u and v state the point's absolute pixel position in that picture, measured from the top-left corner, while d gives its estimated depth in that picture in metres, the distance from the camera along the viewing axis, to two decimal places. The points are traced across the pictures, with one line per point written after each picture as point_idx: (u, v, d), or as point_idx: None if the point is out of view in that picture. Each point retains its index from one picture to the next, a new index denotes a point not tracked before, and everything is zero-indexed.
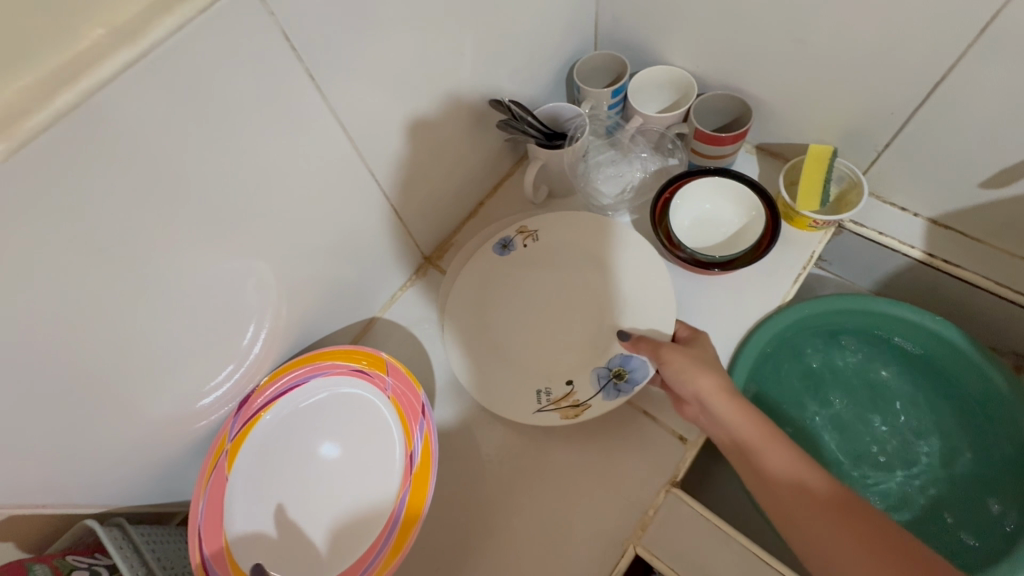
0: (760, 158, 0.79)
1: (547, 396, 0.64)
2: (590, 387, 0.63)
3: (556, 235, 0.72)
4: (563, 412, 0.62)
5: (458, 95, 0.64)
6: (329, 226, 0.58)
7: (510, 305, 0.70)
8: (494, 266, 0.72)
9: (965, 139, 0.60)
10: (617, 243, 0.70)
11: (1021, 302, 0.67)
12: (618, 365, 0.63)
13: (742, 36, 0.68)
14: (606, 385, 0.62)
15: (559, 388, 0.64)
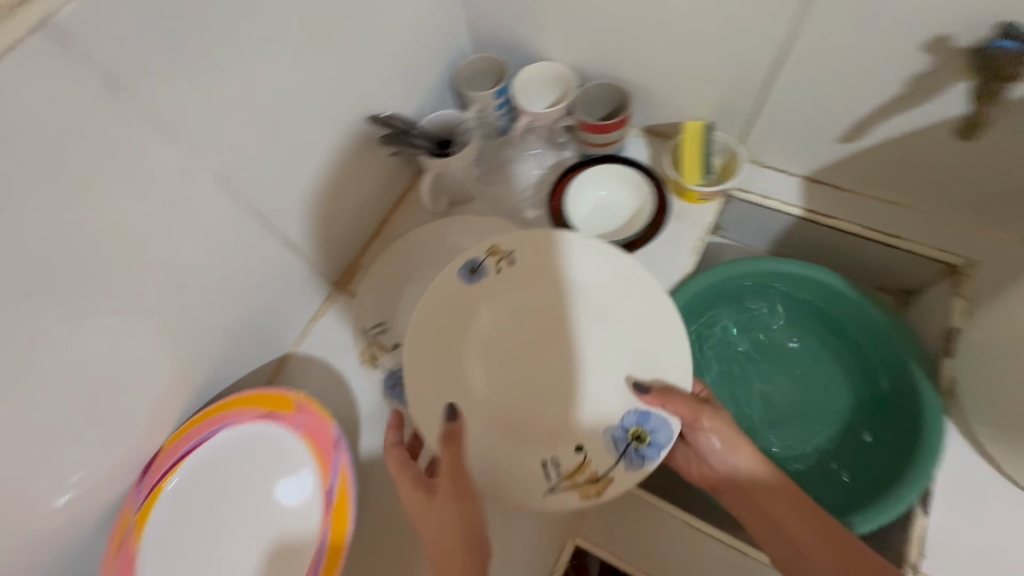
0: (649, 139, 0.82)
1: (557, 469, 0.57)
2: (608, 455, 0.56)
3: (538, 256, 0.63)
4: (581, 490, 0.56)
5: (339, 116, 0.62)
6: (217, 273, 0.55)
7: (487, 343, 0.63)
8: (458, 295, 0.62)
9: (823, 101, 0.64)
10: (594, 259, 0.62)
11: (895, 246, 0.71)
12: (635, 424, 0.56)
13: (610, 25, 0.70)
14: (626, 451, 0.56)
15: (571, 457, 0.57)
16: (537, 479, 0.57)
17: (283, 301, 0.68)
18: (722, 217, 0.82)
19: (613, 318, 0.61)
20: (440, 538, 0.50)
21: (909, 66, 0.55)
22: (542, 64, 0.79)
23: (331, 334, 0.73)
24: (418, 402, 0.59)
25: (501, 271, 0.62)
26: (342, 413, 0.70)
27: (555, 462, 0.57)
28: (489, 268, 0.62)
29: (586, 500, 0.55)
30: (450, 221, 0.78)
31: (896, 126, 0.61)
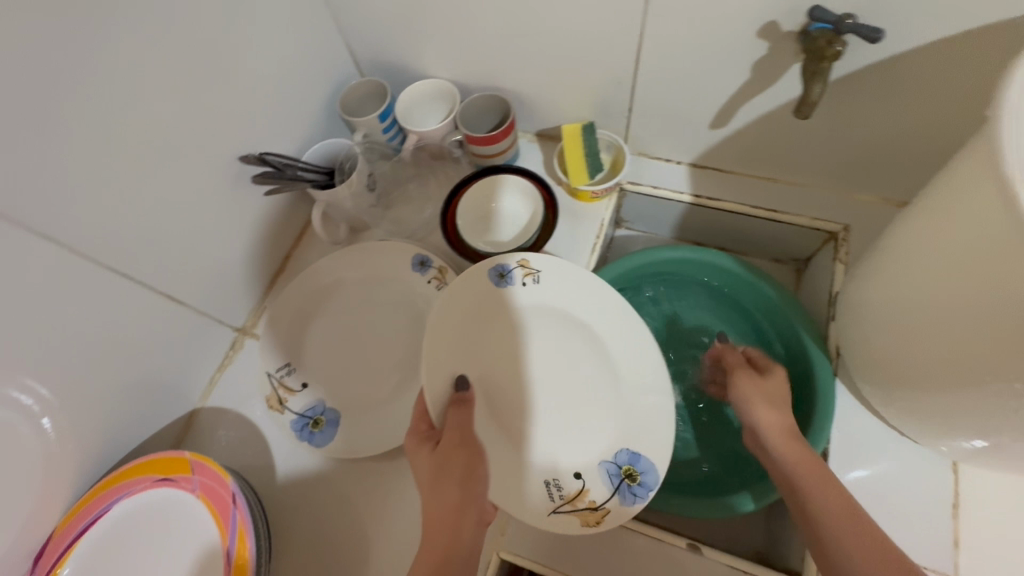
0: (543, 144, 0.83)
1: (558, 492, 0.59)
2: (603, 488, 0.59)
3: (555, 285, 0.65)
4: (581, 517, 0.57)
5: (197, 158, 0.63)
6: (82, 333, 0.56)
7: (495, 357, 0.63)
8: (485, 303, 0.64)
9: (677, 91, 0.66)
10: (597, 293, 0.65)
11: (780, 220, 0.74)
12: (627, 462, 0.59)
13: (472, 38, 0.71)
14: (618, 486, 0.58)
15: (570, 483, 0.59)
16: (524, 498, 0.58)
17: (178, 356, 0.68)
18: (623, 211, 0.84)
19: (599, 363, 0.64)
20: (447, 486, 0.52)
21: (751, 53, 0.58)
22: (424, 82, 0.79)
23: (240, 379, 0.73)
24: (433, 370, 0.58)
25: (525, 287, 0.65)
26: (260, 459, 0.69)
27: (558, 484, 0.59)
28: (517, 277, 0.65)
29: (585, 528, 0.57)
30: (348, 249, 0.76)
31: (756, 108, 0.64)
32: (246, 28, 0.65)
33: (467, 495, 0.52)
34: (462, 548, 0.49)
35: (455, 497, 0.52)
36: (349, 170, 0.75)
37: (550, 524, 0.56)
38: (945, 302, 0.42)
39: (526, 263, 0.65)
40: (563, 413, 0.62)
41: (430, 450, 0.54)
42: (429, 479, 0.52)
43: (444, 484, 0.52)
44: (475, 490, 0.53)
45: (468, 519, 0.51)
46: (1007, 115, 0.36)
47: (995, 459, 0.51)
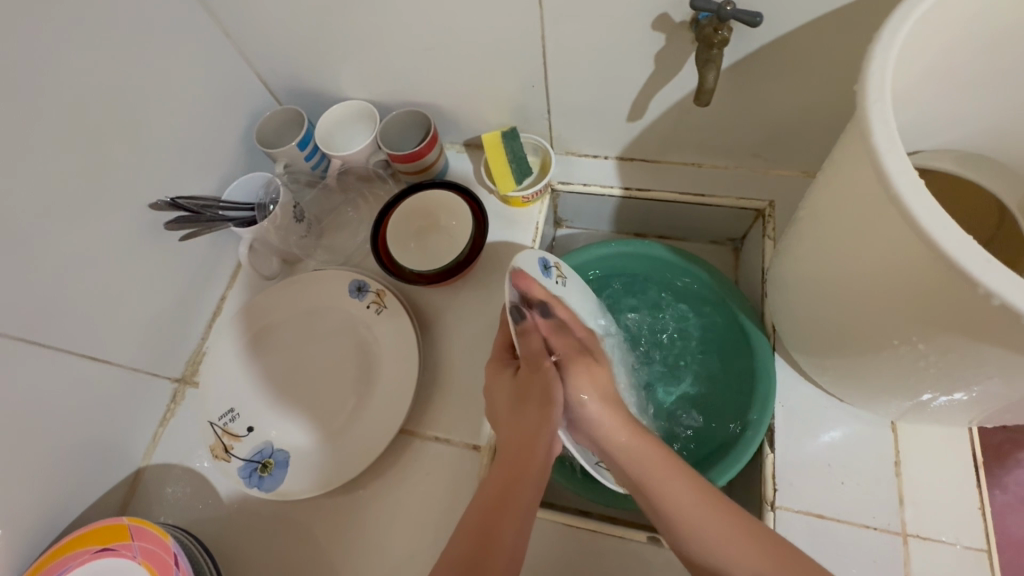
0: (472, 153, 0.83)
1: (595, 450, 0.58)
2: None
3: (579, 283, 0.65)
4: (614, 476, 0.58)
5: (101, 214, 0.61)
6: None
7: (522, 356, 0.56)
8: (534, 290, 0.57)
9: (588, 90, 0.67)
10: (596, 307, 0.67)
11: (710, 203, 0.74)
12: None
13: (380, 58, 0.70)
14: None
15: None
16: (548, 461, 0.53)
17: (110, 417, 0.66)
18: (560, 211, 0.85)
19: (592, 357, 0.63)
20: (527, 409, 0.53)
21: (649, 45, 0.58)
22: (341, 103, 0.78)
23: (184, 431, 0.71)
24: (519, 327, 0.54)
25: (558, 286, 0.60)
26: (213, 510, 0.67)
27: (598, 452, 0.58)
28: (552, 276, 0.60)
29: (618, 485, 0.57)
30: (282, 284, 0.74)
31: (667, 97, 0.65)
32: (142, 72, 0.63)
33: (540, 419, 0.52)
34: (531, 466, 0.51)
35: (534, 422, 0.52)
36: (273, 207, 0.73)
37: (601, 476, 0.55)
38: (846, 271, 0.44)
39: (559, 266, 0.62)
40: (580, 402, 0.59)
41: (512, 373, 0.57)
42: (511, 404, 0.54)
43: (525, 409, 0.53)
44: (551, 415, 0.52)
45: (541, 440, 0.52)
46: (870, 89, 0.38)
47: (923, 416, 0.52)
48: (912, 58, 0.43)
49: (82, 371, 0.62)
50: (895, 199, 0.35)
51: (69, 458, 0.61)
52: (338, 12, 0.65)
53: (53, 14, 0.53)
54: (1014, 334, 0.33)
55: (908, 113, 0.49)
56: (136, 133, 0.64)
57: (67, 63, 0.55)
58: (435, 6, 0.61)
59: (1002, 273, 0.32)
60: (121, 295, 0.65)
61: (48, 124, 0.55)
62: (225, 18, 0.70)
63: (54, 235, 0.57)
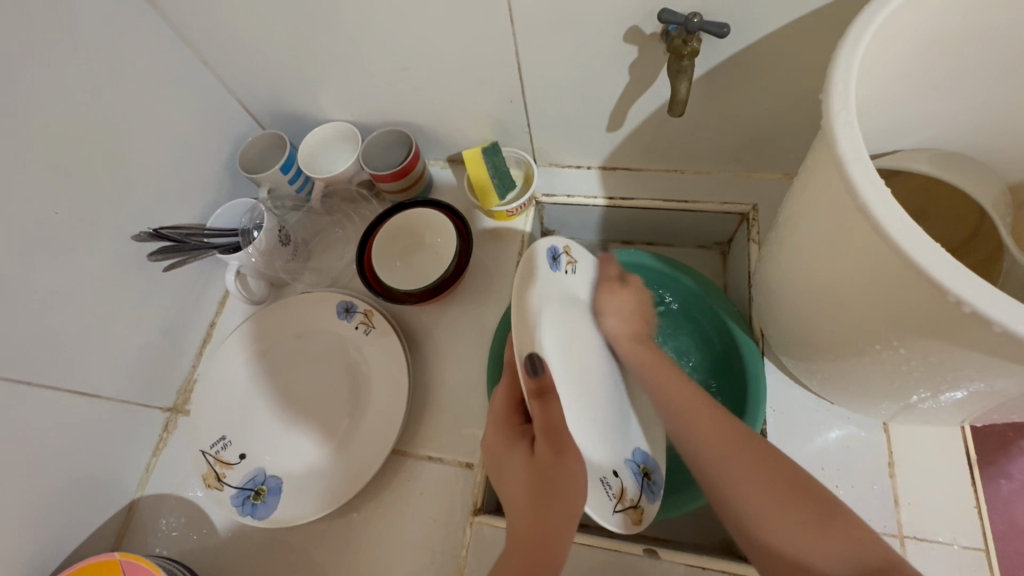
0: (456, 169, 0.83)
1: (610, 491, 0.55)
2: (633, 485, 0.58)
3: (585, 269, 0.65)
4: (628, 516, 0.55)
5: (85, 248, 0.61)
6: None
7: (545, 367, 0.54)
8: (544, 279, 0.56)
9: (565, 102, 0.67)
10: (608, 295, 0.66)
11: (694, 209, 0.74)
12: (642, 462, 0.61)
13: (358, 80, 0.71)
14: (642, 485, 0.59)
15: (614, 481, 0.56)
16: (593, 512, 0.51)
17: (102, 450, 0.65)
18: (546, 222, 0.85)
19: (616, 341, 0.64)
20: (551, 504, 0.47)
21: (623, 55, 0.59)
22: (323, 126, 0.79)
23: (176, 461, 0.71)
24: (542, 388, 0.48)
25: (569, 274, 0.60)
26: (209, 539, 0.67)
27: (610, 486, 0.55)
28: (563, 262, 0.60)
29: (633, 526, 0.55)
30: (269, 309, 0.75)
31: (644, 107, 0.65)
32: (122, 105, 0.63)
33: (569, 502, 0.47)
34: (557, 540, 0.47)
35: (543, 514, 0.48)
36: (257, 233, 0.72)
37: (614, 523, 0.53)
38: (824, 279, 0.44)
39: (568, 250, 0.61)
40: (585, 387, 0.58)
41: (524, 452, 0.52)
42: (530, 501, 0.49)
43: (542, 489, 0.48)
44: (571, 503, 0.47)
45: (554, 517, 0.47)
46: (834, 100, 0.38)
47: (913, 417, 0.52)
48: (878, 61, 0.43)
49: (72, 406, 0.62)
50: (864, 208, 0.35)
51: (62, 493, 0.61)
52: (313, 36, 0.65)
53: (29, 54, 0.54)
54: (987, 339, 0.33)
55: (879, 113, 0.49)
56: (117, 165, 0.64)
57: (46, 101, 0.56)
58: (409, 27, 0.61)
59: (971, 279, 0.32)
60: (109, 328, 0.65)
61: (27, 163, 0.55)
62: (202, 47, 0.70)
63: (37, 272, 0.57)
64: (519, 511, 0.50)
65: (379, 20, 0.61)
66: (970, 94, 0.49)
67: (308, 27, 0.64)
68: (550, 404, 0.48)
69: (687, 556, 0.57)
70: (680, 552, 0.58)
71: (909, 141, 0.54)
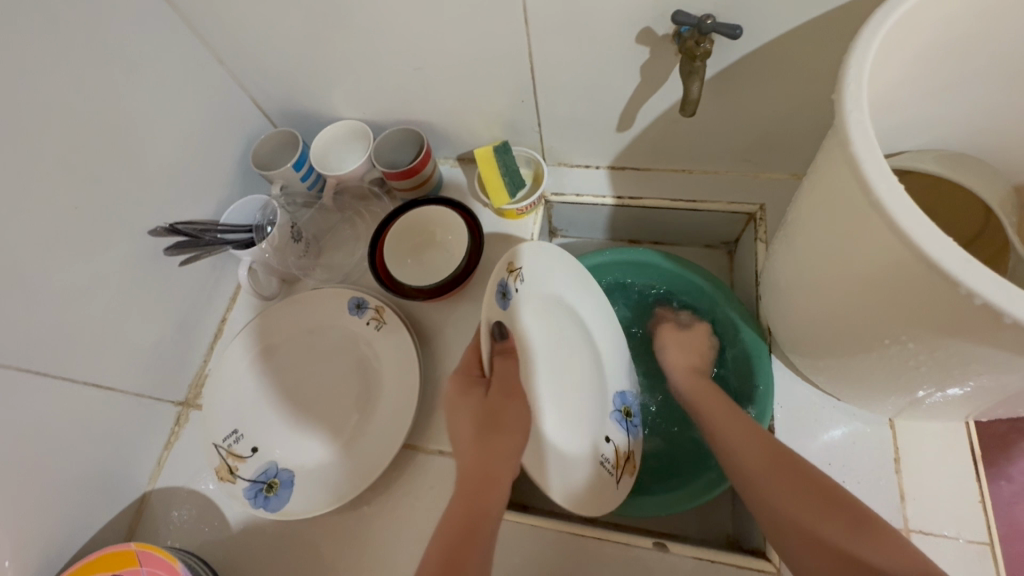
0: (466, 167, 0.84)
1: (609, 463, 0.63)
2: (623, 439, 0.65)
3: (539, 268, 0.64)
4: (627, 470, 0.64)
5: (102, 243, 0.62)
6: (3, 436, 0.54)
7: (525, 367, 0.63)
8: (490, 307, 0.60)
9: (576, 103, 0.68)
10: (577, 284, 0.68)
11: (701, 209, 0.75)
12: (623, 404, 0.68)
13: (371, 79, 0.72)
14: (626, 427, 0.67)
15: (609, 449, 0.64)
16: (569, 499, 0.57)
17: (116, 443, 0.66)
18: (555, 220, 0.86)
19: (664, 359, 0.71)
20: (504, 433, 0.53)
21: (635, 56, 0.60)
22: (335, 125, 0.80)
23: (188, 455, 0.72)
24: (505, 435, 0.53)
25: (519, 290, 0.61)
26: (220, 531, 0.67)
27: (606, 456, 0.63)
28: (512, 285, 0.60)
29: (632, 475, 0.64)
30: (280, 304, 0.75)
31: (654, 107, 0.66)
32: (140, 102, 0.64)
33: (512, 444, 0.53)
34: (501, 484, 0.50)
35: (507, 444, 0.52)
36: (269, 228, 0.74)
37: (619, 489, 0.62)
38: (835, 276, 0.45)
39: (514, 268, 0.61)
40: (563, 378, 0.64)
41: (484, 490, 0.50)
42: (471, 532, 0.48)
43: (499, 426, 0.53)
44: (520, 441, 0.53)
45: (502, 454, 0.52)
46: (847, 99, 0.39)
47: (920, 412, 0.53)
48: (888, 62, 0.44)
49: (87, 398, 0.63)
50: (877, 204, 0.36)
51: (77, 484, 0.62)
52: (329, 35, 0.66)
53: (51, 50, 0.55)
54: (996, 331, 0.34)
55: (888, 114, 0.50)
56: (134, 160, 0.65)
57: (67, 97, 0.57)
58: (425, 27, 0.62)
59: (982, 273, 0.33)
60: (123, 322, 0.66)
61: (50, 157, 0.56)
62: (218, 46, 0.71)
63: (55, 265, 0.58)
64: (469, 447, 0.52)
65: (395, 20, 0.62)
66: (976, 97, 0.50)
67: (324, 26, 0.65)
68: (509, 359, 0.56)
69: (696, 550, 0.58)
70: (689, 546, 0.58)
71: (916, 143, 0.55)
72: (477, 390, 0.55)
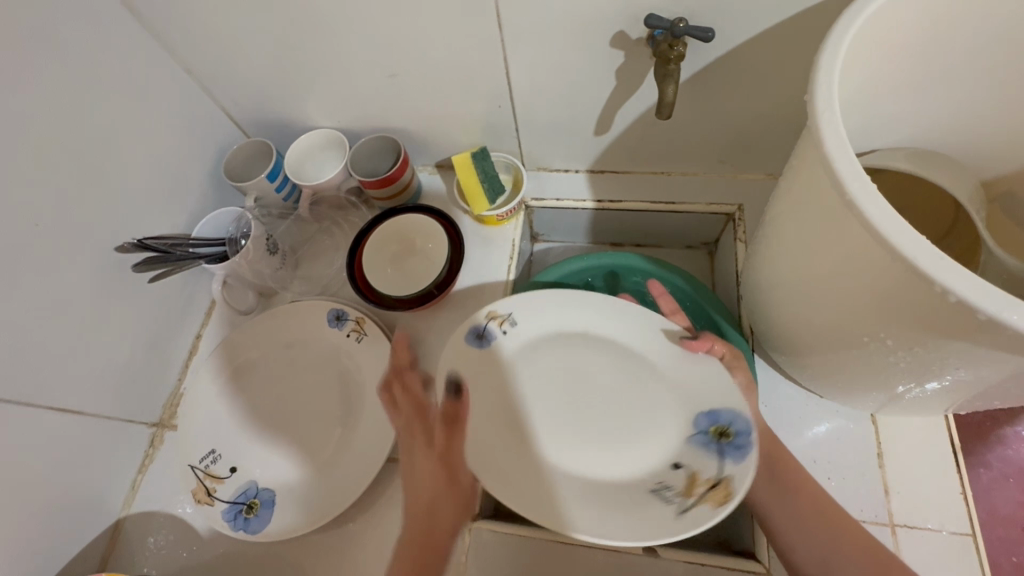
0: (444, 174, 0.84)
1: (892, 352, 0.42)
2: (705, 461, 0.56)
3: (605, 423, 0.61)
4: (712, 501, 0.53)
5: (69, 262, 0.60)
6: None
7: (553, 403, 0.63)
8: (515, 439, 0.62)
9: (555, 107, 0.68)
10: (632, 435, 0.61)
11: (681, 211, 0.76)
12: (711, 424, 0.57)
13: (346, 87, 0.71)
14: (720, 449, 0.56)
15: (675, 477, 0.57)
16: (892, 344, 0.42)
17: (86, 468, 0.63)
18: (536, 225, 0.85)
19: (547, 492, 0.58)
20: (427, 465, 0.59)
21: (611, 61, 0.60)
22: (308, 133, 0.78)
23: (164, 478, 0.69)
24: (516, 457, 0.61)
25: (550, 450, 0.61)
26: (199, 556, 0.65)
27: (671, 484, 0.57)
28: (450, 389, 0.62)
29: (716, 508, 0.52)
30: (257, 319, 0.73)
31: (631, 110, 0.66)
32: (106, 116, 0.62)
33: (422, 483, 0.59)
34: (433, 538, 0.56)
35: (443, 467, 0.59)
36: (243, 241, 0.72)
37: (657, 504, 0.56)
38: (813, 275, 0.45)
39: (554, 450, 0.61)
40: (564, 435, 0.62)
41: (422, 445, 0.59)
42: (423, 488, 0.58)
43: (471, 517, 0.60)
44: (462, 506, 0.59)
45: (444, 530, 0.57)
46: (818, 101, 0.39)
47: (898, 407, 0.53)
48: (858, 62, 0.45)
49: (53, 424, 0.60)
50: (850, 203, 0.36)
51: (45, 515, 0.59)
52: (301, 43, 0.65)
53: (9, 63, 0.53)
54: (971, 326, 0.34)
55: (861, 113, 0.51)
56: (99, 174, 0.62)
57: (25, 110, 0.54)
58: (399, 34, 0.61)
59: (957, 270, 0.33)
60: (93, 343, 0.64)
61: (9, 173, 0.54)
62: (185, 55, 0.69)
63: (16, 288, 0.55)
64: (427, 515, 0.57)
65: (368, 26, 0.61)
66: (944, 93, 0.51)
67: (295, 34, 0.64)
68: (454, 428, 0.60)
69: (686, 553, 0.57)
70: (679, 550, 0.58)
71: (888, 140, 0.56)
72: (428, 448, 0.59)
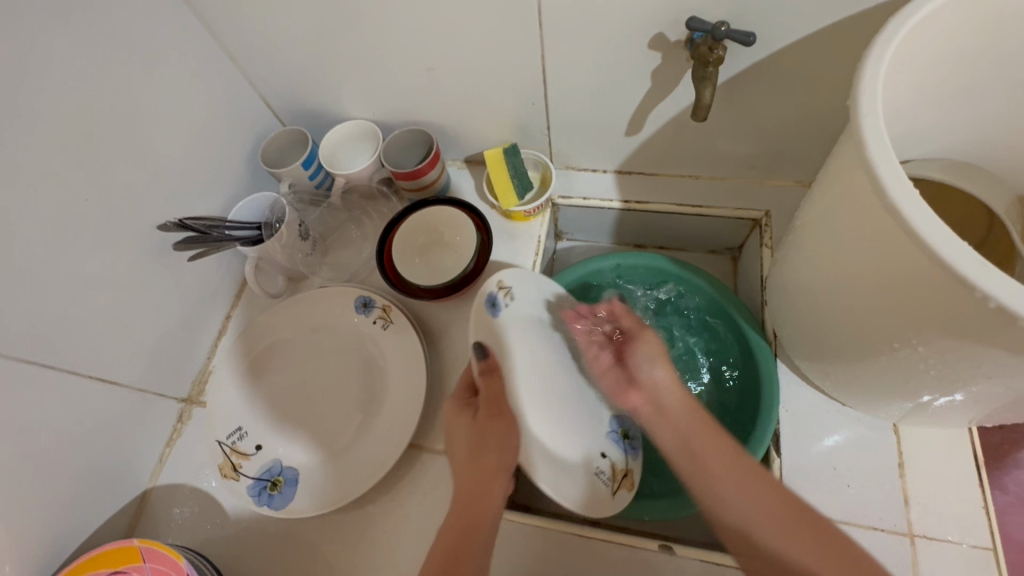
0: (473, 170, 0.85)
1: (925, 360, 0.42)
2: (620, 455, 0.66)
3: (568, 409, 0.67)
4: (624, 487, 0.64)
5: (114, 238, 0.62)
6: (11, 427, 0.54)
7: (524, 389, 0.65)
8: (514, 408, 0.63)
9: (588, 107, 0.69)
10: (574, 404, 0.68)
11: (708, 214, 0.76)
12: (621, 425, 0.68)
13: (383, 80, 0.72)
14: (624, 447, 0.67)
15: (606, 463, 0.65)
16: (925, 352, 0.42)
17: (119, 438, 0.66)
18: (561, 224, 0.86)
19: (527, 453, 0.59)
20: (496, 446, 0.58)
21: (647, 62, 0.60)
22: (342, 124, 0.79)
23: (190, 452, 0.71)
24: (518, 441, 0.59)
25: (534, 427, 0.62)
26: (221, 529, 0.67)
27: (601, 469, 0.64)
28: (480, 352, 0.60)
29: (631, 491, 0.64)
30: (286, 303, 0.75)
31: (664, 112, 0.67)
32: (154, 98, 0.65)
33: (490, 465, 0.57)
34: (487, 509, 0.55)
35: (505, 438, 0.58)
36: (278, 225, 0.75)
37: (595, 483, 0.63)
38: (845, 280, 0.45)
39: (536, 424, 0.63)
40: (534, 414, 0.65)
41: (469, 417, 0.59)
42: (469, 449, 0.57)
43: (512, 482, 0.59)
44: (508, 459, 0.57)
45: (498, 485, 0.56)
46: (861, 105, 0.40)
47: (923, 417, 0.54)
48: (899, 71, 0.45)
49: (91, 393, 0.62)
50: (891, 207, 0.37)
51: (79, 480, 0.61)
52: (344, 35, 0.67)
53: (69, 43, 0.55)
54: (1010, 333, 0.34)
55: (898, 122, 0.51)
56: (144, 154, 0.64)
57: (81, 88, 0.57)
58: (440, 27, 0.62)
59: (1000, 277, 0.33)
60: (131, 317, 0.66)
61: (64, 148, 0.56)
62: (230, 42, 0.72)
63: (64, 260, 0.57)
64: (462, 468, 0.57)
65: (410, 20, 0.62)
66: (983, 106, 0.51)
67: (337, 25, 0.65)
68: (494, 378, 0.60)
69: (703, 553, 0.58)
70: (696, 549, 0.59)
71: (923, 150, 0.56)
72: (467, 412, 0.60)
